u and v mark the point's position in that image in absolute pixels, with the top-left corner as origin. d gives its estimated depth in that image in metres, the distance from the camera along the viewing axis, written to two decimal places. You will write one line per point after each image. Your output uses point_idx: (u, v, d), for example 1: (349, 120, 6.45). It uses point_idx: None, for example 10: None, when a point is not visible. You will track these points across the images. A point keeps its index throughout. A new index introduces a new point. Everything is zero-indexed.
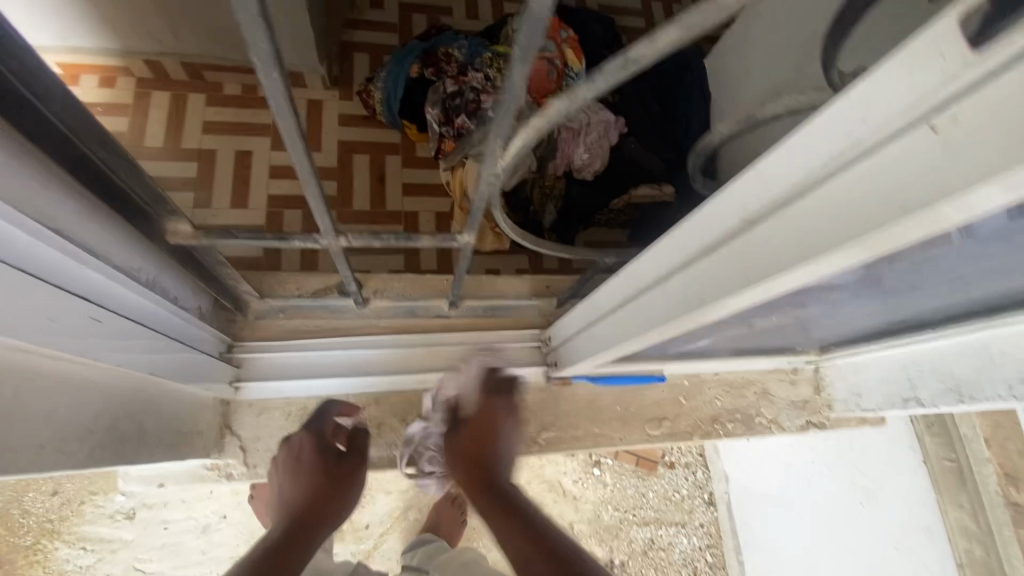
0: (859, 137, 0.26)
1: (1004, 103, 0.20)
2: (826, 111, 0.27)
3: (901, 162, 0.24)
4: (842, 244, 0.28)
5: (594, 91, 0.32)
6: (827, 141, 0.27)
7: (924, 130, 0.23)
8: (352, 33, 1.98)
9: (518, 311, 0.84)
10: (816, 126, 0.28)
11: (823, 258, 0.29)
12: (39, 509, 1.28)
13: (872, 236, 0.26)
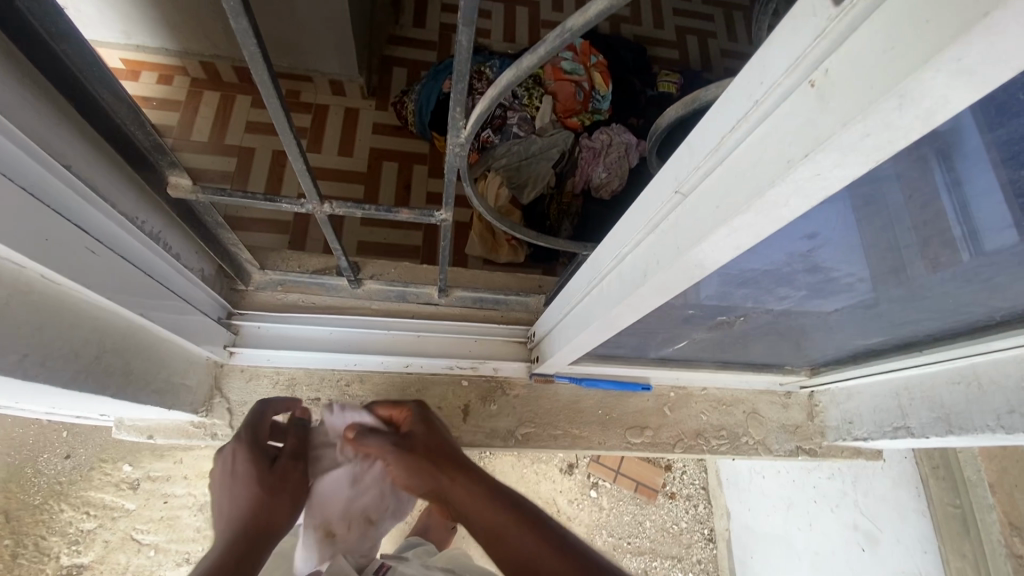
0: (757, 99, 0.27)
1: (861, 52, 0.21)
2: (734, 80, 0.29)
3: (790, 119, 0.26)
4: (749, 203, 0.29)
5: (537, 60, 0.35)
6: (734, 107, 0.29)
7: (807, 86, 0.24)
8: (393, 49, 2.10)
9: (509, 305, 0.86)
10: (727, 95, 0.30)
11: (736, 219, 0.31)
12: (52, 470, 1.37)
13: (770, 192, 0.28)
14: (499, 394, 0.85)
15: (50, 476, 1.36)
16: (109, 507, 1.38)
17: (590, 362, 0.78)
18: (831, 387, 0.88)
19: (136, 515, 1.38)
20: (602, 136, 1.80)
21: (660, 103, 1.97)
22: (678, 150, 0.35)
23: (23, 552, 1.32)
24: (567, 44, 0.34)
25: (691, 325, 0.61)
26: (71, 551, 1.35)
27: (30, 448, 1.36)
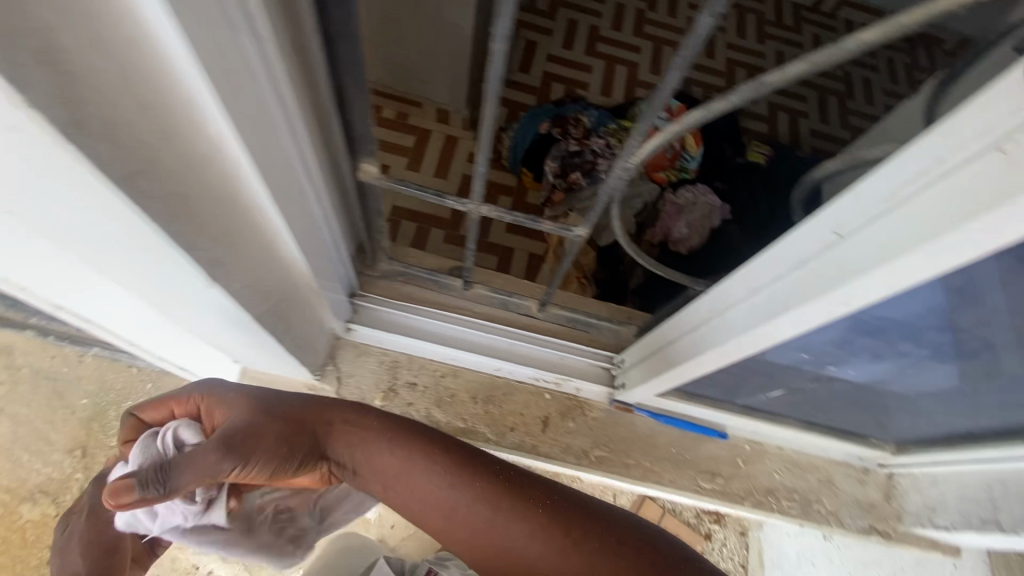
0: (940, 159, 0.32)
1: None
2: (915, 142, 0.34)
3: (978, 177, 0.31)
4: (926, 244, 0.34)
5: (726, 105, 0.42)
6: (913, 164, 0.34)
7: (997, 152, 0.29)
8: (497, 88, 2.36)
9: (598, 330, 0.90)
10: (905, 154, 0.35)
11: (906, 257, 0.35)
12: None
13: (950, 235, 0.33)
14: (578, 413, 0.88)
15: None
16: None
17: (677, 395, 0.81)
18: (914, 469, 0.86)
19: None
20: (686, 193, 1.85)
21: (747, 171, 2.02)
22: (844, 195, 0.40)
23: None
24: (758, 95, 0.40)
25: (796, 371, 0.63)
26: None
27: (116, 392, 1.44)
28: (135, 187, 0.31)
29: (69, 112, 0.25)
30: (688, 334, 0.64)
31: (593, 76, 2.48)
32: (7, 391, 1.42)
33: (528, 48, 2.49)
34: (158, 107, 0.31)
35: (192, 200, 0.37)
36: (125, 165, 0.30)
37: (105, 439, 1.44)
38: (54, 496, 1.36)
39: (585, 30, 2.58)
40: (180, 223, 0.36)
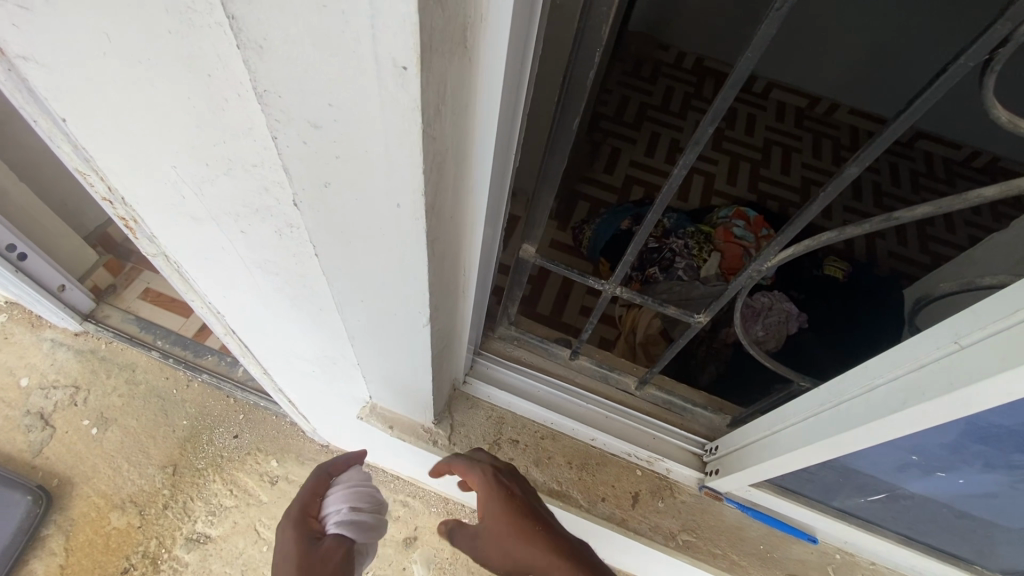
0: None
1: None
2: None
3: None
4: None
5: (859, 230, 0.51)
6: None
7: None
8: (582, 186, 2.60)
9: (693, 415, 0.96)
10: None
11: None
12: (219, 443, 1.59)
13: None
14: (667, 493, 0.92)
15: (216, 448, 1.58)
16: (248, 493, 1.51)
17: (768, 487, 0.83)
18: None
19: (266, 508, 1.49)
20: (763, 298, 1.89)
21: (824, 284, 2.07)
22: (961, 312, 0.48)
23: (172, 506, 1.49)
24: (886, 226, 0.50)
25: (904, 475, 0.66)
26: (207, 519, 1.48)
27: (213, 418, 1.63)
28: (432, 246, 0.45)
29: (433, 199, 0.39)
30: (795, 425, 0.69)
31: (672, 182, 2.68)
32: (123, 403, 1.63)
33: (612, 153, 2.75)
34: (459, 198, 0.45)
35: (446, 260, 0.50)
36: (435, 232, 0.43)
37: (194, 461, 1.55)
38: (141, 508, 1.48)
39: (666, 141, 2.83)
40: (435, 275, 0.49)
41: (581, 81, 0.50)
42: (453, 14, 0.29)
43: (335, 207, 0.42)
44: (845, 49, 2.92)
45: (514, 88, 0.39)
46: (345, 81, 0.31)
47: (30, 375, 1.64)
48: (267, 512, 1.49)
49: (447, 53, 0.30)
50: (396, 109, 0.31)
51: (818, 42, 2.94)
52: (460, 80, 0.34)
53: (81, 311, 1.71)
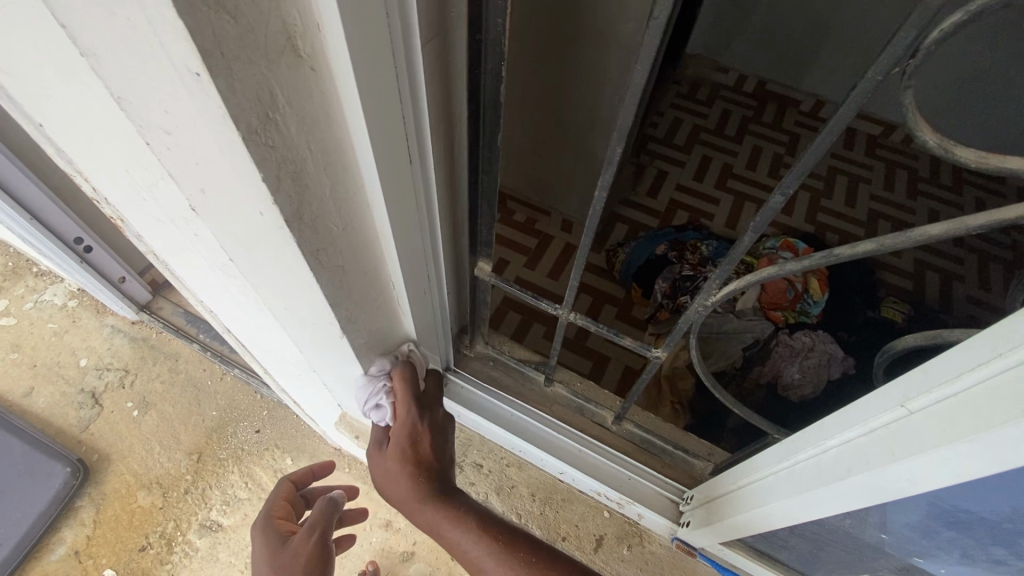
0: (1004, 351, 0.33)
1: None
2: (984, 333, 0.35)
3: None
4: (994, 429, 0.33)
5: (800, 268, 0.45)
6: (981, 352, 0.34)
7: None
8: (622, 208, 2.53)
9: (673, 459, 0.88)
10: (975, 340, 0.35)
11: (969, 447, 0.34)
12: (243, 436, 1.63)
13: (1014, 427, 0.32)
14: (635, 541, 0.87)
15: (238, 441, 1.62)
16: (262, 487, 1.54)
17: (743, 548, 0.75)
18: None
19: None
20: (803, 338, 1.74)
21: (877, 327, 1.88)
22: (910, 370, 0.40)
23: (192, 491, 1.54)
24: (828, 263, 0.44)
25: (882, 555, 0.57)
26: (221, 509, 1.51)
27: (239, 412, 1.67)
28: (317, 259, 0.44)
29: (297, 211, 0.39)
30: (756, 482, 0.61)
31: (719, 208, 2.55)
32: (163, 389, 1.71)
33: (658, 175, 2.65)
34: (347, 212, 0.45)
35: (349, 273, 0.50)
36: (317, 243, 0.43)
37: (217, 451, 1.60)
38: (165, 490, 1.55)
39: (717, 166, 2.71)
40: (336, 286, 0.49)
41: (495, 97, 0.49)
42: (257, 24, 0.29)
43: (220, 213, 0.43)
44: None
45: (385, 100, 0.38)
46: (166, 90, 0.31)
47: (89, 356, 1.77)
48: None
49: (261, 62, 0.30)
50: (209, 114, 0.30)
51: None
52: (302, 89, 0.34)
53: (138, 301, 1.78)
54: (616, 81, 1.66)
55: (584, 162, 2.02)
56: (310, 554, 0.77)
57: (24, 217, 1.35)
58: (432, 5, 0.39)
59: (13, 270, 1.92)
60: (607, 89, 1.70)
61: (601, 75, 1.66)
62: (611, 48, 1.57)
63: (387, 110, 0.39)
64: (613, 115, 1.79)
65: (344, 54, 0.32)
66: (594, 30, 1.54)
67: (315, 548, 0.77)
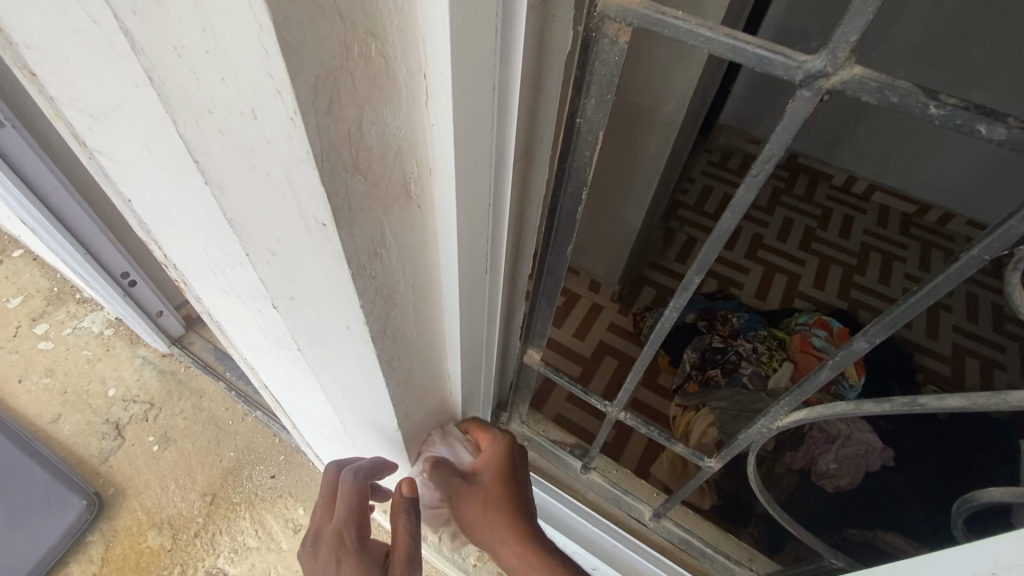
0: None
1: None
2: None
3: None
4: None
5: (881, 410, 0.46)
6: None
7: None
8: (650, 271, 2.54)
9: (712, 563, 0.84)
10: None
11: None
12: (258, 480, 1.60)
13: None
14: None
15: (253, 485, 1.59)
16: (271, 537, 1.50)
17: None
18: None
19: (283, 555, 1.46)
20: (839, 424, 1.67)
21: None
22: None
23: (202, 535, 1.50)
24: (909, 411, 0.44)
25: None
26: (229, 556, 1.47)
27: (257, 455, 1.65)
28: (391, 364, 0.45)
29: (380, 327, 0.40)
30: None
31: (750, 278, 2.53)
32: (185, 425, 1.70)
33: (687, 241, 2.66)
34: (421, 321, 0.46)
35: (413, 373, 0.51)
36: (393, 352, 0.44)
37: (233, 493, 1.58)
38: (175, 531, 1.51)
39: (749, 235, 2.71)
40: (399, 386, 0.50)
41: (571, 215, 0.51)
42: (381, 176, 0.31)
43: (302, 316, 0.44)
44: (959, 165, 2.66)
45: (478, 227, 0.40)
46: (284, 226, 0.33)
47: (118, 386, 1.77)
48: (285, 561, 1.46)
49: (379, 207, 0.32)
50: (321, 249, 0.32)
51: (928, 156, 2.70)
52: (407, 224, 0.35)
53: (171, 335, 1.79)
54: (652, 159, 1.71)
55: (615, 228, 2.04)
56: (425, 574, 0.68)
57: (79, 254, 1.35)
58: (526, 139, 0.40)
59: (57, 294, 1.98)
60: (644, 164, 1.74)
61: (639, 151, 1.71)
62: (651, 127, 1.62)
63: (479, 234, 0.41)
64: (649, 186, 1.80)
65: (452, 198, 0.34)
66: (636, 107, 1.59)
67: (413, 553, 0.67)
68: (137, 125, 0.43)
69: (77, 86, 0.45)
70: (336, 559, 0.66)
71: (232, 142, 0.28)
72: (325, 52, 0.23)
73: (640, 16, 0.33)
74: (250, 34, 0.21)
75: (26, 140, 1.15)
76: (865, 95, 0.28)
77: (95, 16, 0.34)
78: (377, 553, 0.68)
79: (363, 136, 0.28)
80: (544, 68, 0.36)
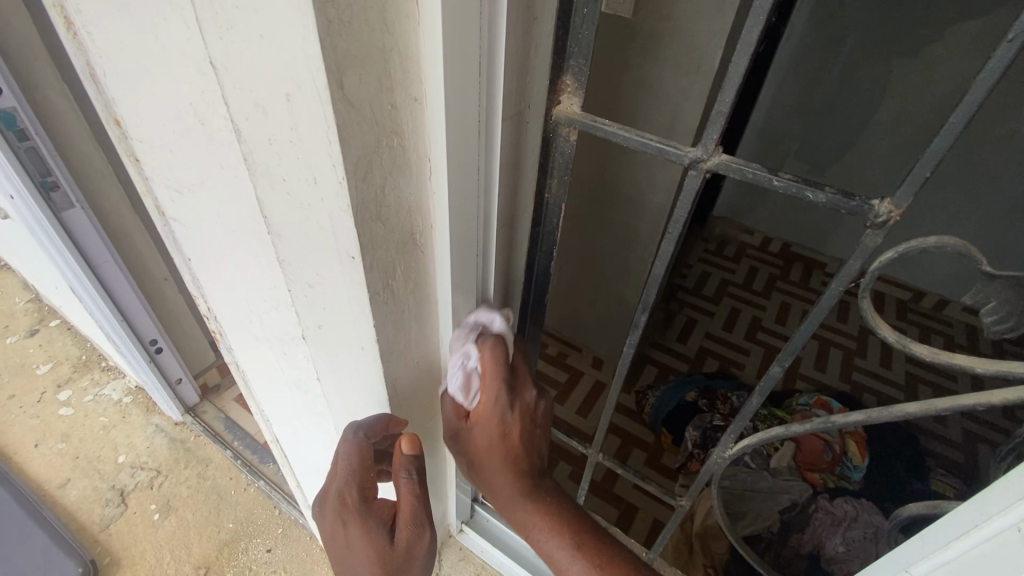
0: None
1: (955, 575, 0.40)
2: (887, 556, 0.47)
3: None
4: None
5: (804, 430, 0.52)
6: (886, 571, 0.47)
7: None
8: (652, 350, 2.61)
9: None
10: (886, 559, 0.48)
11: None
12: (254, 555, 1.56)
13: None
14: None
15: (248, 558, 1.54)
16: None
17: None
18: None
19: None
20: (846, 505, 1.71)
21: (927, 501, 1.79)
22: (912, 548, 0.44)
23: None
24: (826, 429, 0.51)
25: None
26: None
27: (255, 526, 1.62)
28: (394, 386, 0.55)
29: (387, 348, 0.50)
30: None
31: (751, 359, 2.58)
32: (188, 494, 1.70)
33: (687, 323, 2.76)
34: (421, 351, 0.57)
35: (410, 398, 0.60)
36: (397, 375, 0.54)
37: (227, 565, 1.53)
38: None
39: (747, 318, 2.80)
40: (399, 408, 0.59)
41: (546, 272, 0.63)
42: (396, 227, 0.43)
43: (324, 343, 0.55)
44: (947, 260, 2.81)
45: (469, 273, 0.51)
46: (323, 263, 0.45)
47: (127, 453, 1.80)
48: None
49: (392, 250, 0.44)
50: (345, 275, 0.44)
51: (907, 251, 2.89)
52: (411, 263, 0.47)
53: (186, 402, 1.86)
54: (645, 243, 1.86)
55: (614, 306, 2.16)
56: (433, 543, 0.60)
57: (115, 317, 1.46)
58: (507, 208, 0.53)
59: (84, 362, 2.09)
60: (639, 248, 1.89)
61: (632, 235, 1.87)
62: (642, 215, 1.80)
63: (468, 280, 0.52)
64: (642, 268, 1.94)
65: (446, 249, 0.47)
66: (629, 197, 1.78)
67: (418, 511, 0.58)
68: (215, 196, 0.58)
69: (172, 167, 0.61)
70: (341, 521, 0.57)
71: (294, 200, 0.41)
72: (365, 143, 0.37)
73: (581, 123, 0.47)
74: (322, 131, 0.35)
75: (92, 221, 1.29)
76: (731, 172, 0.41)
77: (206, 122, 0.49)
78: (382, 513, 0.59)
79: (386, 197, 0.41)
80: (520, 158, 0.50)
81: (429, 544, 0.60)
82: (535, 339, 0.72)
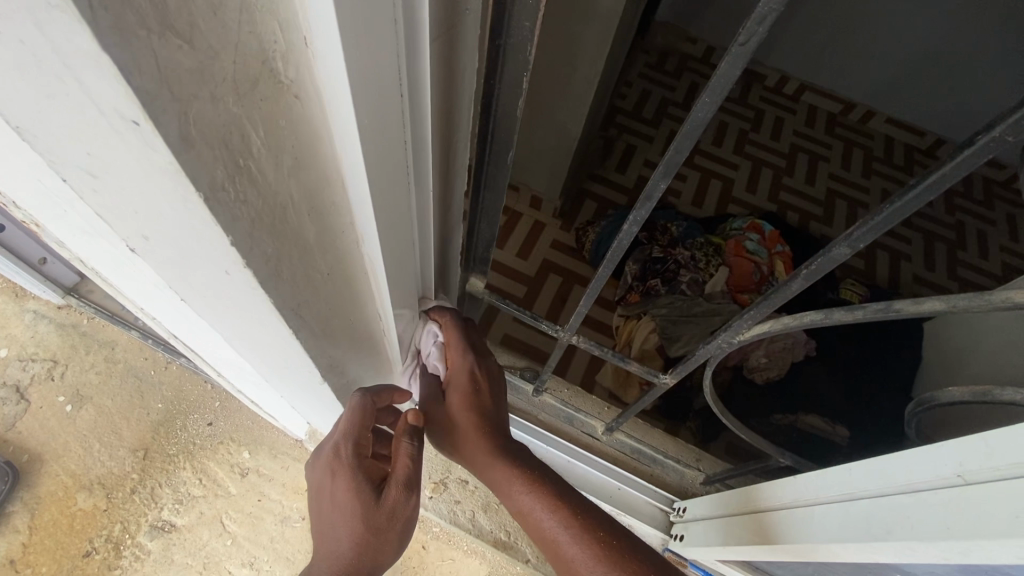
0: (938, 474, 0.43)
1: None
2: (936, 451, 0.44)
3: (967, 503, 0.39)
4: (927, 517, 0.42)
5: (848, 317, 0.47)
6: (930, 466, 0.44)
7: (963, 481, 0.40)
8: (591, 184, 2.47)
9: (663, 468, 0.90)
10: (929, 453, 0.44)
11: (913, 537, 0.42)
12: (194, 430, 1.26)
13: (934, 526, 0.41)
14: None
15: (190, 434, 1.25)
16: (217, 482, 1.19)
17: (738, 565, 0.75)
18: None
19: (234, 500, 1.18)
20: None
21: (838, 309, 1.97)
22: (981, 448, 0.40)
23: (140, 490, 1.19)
24: (881, 316, 0.45)
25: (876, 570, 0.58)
26: (174, 508, 1.17)
27: (189, 402, 1.30)
28: (298, 312, 0.39)
29: (270, 267, 0.32)
30: (794, 510, 0.58)
31: (687, 185, 2.53)
32: (101, 380, 1.31)
33: (627, 150, 2.59)
34: (332, 252, 0.38)
35: (328, 313, 0.44)
36: (297, 297, 0.37)
37: (165, 446, 1.24)
38: (110, 490, 1.19)
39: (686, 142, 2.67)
40: (314, 330, 0.43)
41: (511, 112, 0.42)
42: (221, 47, 0.21)
43: (165, 260, 0.34)
44: (1013, 31, 2.43)
45: (393, 133, 0.31)
46: (82, 133, 0.22)
47: (9, 347, 1.33)
48: (233, 506, 1.17)
49: (228, 101, 0.23)
50: (145, 159, 0.23)
51: (961, 17, 2.44)
52: (281, 120, 0.26)
53: (65, 285, 1.36)
54: (593, 56, 1.56)
55: (554, 138, 1.91)
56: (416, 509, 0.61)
57: None
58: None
59: None
60: (583, 65, 1.60)
61: (577, 47, 1.56)
62: (588, 21, 1.48)
63: (391, 147, 0.32)
64: (586, 89, 1.68)
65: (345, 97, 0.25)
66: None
67: (414, 478, 0.60)
68: None
69: None
70: (330, 471, 0.59)
71: None
72: None
73: None
74: None
75: None
76: None
77: None
78: (373, 475, 0.60)
79: None
80: None
81: (413, 509, 0.61)
82: (491, 205, 0.54)
